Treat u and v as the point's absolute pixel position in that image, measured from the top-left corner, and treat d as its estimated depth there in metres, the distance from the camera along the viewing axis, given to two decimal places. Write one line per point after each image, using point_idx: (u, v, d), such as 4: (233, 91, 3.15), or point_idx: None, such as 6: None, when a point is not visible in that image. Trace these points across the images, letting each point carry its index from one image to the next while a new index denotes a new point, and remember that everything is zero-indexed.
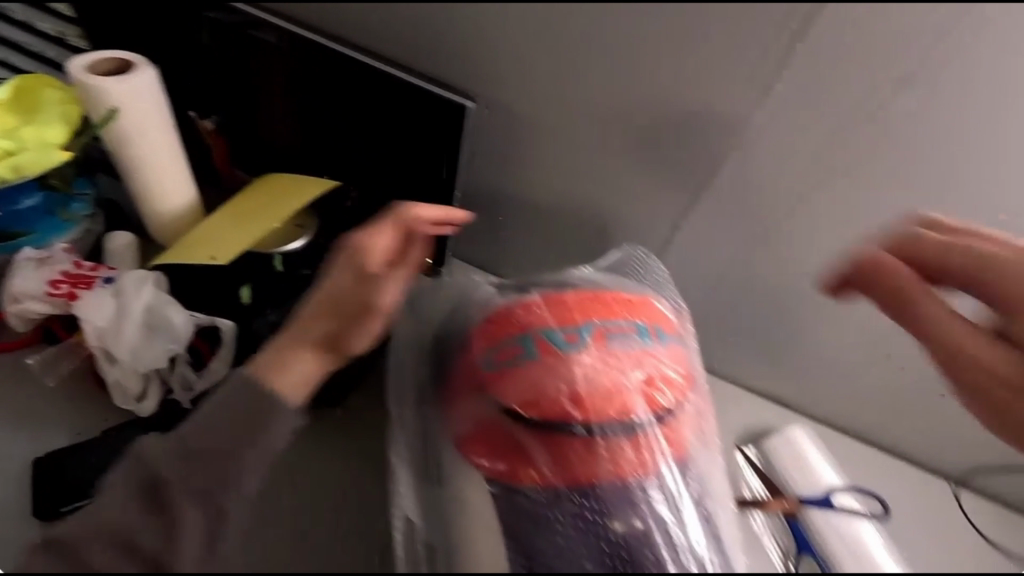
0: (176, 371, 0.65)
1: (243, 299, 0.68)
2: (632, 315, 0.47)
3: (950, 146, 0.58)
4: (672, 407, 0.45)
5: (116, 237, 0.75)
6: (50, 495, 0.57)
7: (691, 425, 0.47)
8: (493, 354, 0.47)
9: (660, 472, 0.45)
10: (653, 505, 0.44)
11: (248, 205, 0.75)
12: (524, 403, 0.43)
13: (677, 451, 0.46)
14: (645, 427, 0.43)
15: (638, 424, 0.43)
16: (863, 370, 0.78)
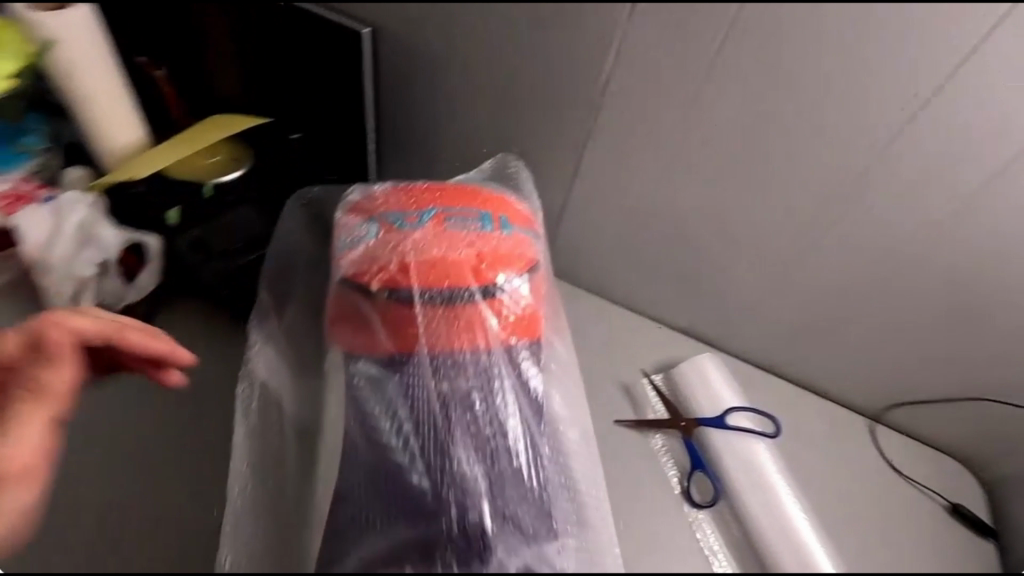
0: (107, 281, 0.71)
1: (169, 219, 0.74)
2: (476, 204, 0.50)
3: (853, 81, 0.56)
4: (505, 287, 0.48)
5: (71, 171, 0.82)
6: None
7: (530, 311, 0.50)
8: (342, 230, 0.49)
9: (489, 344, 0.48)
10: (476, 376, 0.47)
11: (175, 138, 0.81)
12: (358, 273, 0.46)
13: (511, 330, 0.49)
14: (470, 300, 0.46)
15: (461, 296, 0.46)
16: (769, 299, 0.80)
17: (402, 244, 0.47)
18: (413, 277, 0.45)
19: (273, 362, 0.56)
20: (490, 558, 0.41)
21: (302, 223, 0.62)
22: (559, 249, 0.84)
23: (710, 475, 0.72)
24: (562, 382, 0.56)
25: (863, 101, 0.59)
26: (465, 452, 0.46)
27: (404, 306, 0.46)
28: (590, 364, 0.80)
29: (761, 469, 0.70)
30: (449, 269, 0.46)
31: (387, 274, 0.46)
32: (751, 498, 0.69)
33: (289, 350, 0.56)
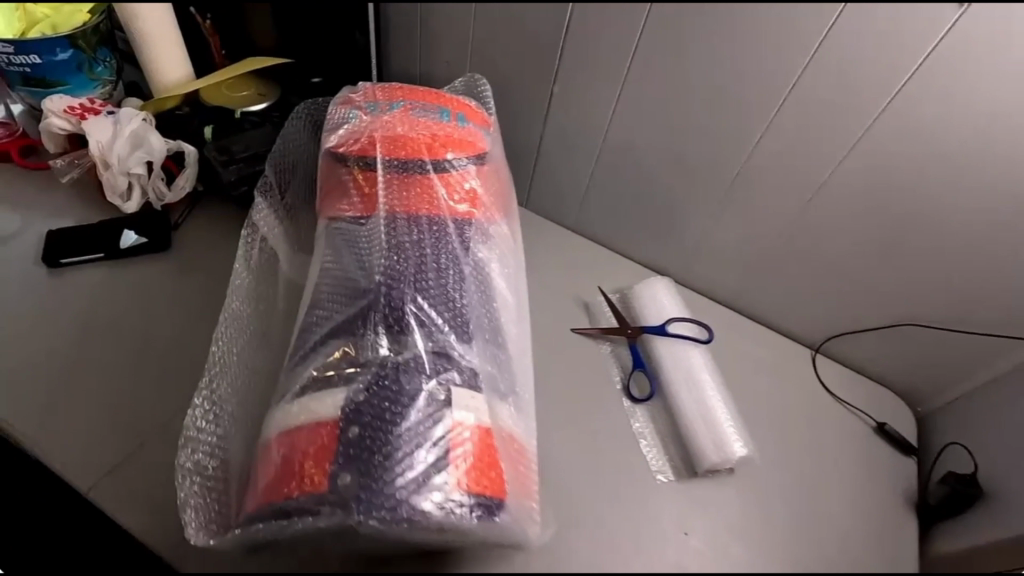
0: (152, 181, 0.85)
1: (205, 136, 0.88)
2: (438, 102, 0.60)
3: (789, 58, 0.64)
4: (455, 164, 0.58)
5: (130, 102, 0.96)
6: (56, 249, 0.80)
7: (477, 189, 0.59)
8: (334, 115, 0.61)
9: (440, 205, 0.56)
10: (426, 230, 0.54)
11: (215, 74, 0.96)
12: (340, 145, 0.59)
13: (459, 199, 0.57)
14: (424, 169, 0.57)
15: (417, 166, 0.56)
16: (720, 236, 0.88)
17: (375, 124, 0.58)
18: (380, 148, 0.57)
19: (272, 229, 0.68)
20: (409, 333, 0.48)
21: (303, 127, 0.72)
22: (535, 187, 0.94)
23: (648, 374, 0.81)
24: (510, 264, 0.62)
25: (796, 65, 0.66)
26: (398, 260, 0.52)
27: (372, 172, 0.57)
28: (554, 283, 0.90)
29: (693, 369, 0.79)
30: (407, 144, 0.57)
31: (362, 147, 0.58)
32: (682, 392, 0.77)
33: (286, 228, 0.69)
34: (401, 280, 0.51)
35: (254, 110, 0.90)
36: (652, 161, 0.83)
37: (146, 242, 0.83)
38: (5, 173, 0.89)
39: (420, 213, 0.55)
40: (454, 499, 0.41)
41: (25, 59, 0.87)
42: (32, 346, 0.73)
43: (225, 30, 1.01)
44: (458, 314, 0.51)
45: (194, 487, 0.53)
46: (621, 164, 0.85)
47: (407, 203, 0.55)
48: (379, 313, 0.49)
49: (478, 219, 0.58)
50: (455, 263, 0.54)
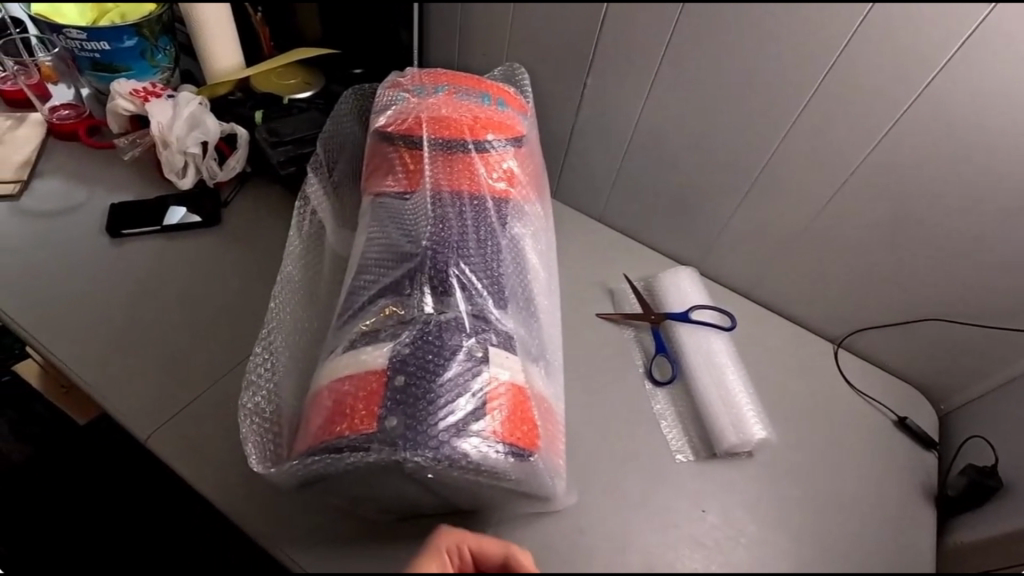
0: (206, 161, 0.91)
1: (255, 120, 0.94)
2: (481, 88, 0.64)
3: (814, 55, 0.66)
4: (496, 145, 0.62)
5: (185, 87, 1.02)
6: (118, 221, 0.86)
7: (515, 169, 0.63)
8: (385, 97, 0.66)
9: (481, 182, 0.60)
10: (468, 204, 0.58)
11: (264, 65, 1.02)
12: (389, 125, 0.63)
13: (498, 177, 0.61)
14: (467, 149, 0.60)
15: (460, 145, 0.60)
16: (745, 230, 0.89)
17: (422, 106, 0.63)
18: (426, 128, 0.61)
19: (322, 205, 0.72)
20: (452, 295, 0.52)
21: (352, 110, 0.76)
22: (564, 177, 0.98)
23: (670, 358, 0.83)
24: (542, 241, 0.66)
25: (821, 64, 0.68)
26: (441, 228, 0.56)
27: (418, 150, 0.61)
28: (580, 270, 0.93)
29: (715, 355, 0.81)
30: (452, 125, 0.61)
31: (409, 126, 0.62)
32: (704, 375, 0.79)
33: (332, 202, 0.73)
34: (444, 246, 0.54)
35: (301, 97, 0.96)
36: (680, 155, 0.85)
37: (194, 216, 0.89)
38: (72, 151, 0.96)
39: (462, 188, 0.59)
40: (491, 443, 0.45)
41: (96, 45, 0.94)
42: (95, 309, 0.79)
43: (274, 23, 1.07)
44: (495, 281, 0.54)
45: (252, 425, 0.58)
46: (650, 156, 0.87)
47: (451, 178, 0.59)
48: (424, 277, 0.52)
49: (515, 197, 0.62)
50: (492, 235, 0.58)
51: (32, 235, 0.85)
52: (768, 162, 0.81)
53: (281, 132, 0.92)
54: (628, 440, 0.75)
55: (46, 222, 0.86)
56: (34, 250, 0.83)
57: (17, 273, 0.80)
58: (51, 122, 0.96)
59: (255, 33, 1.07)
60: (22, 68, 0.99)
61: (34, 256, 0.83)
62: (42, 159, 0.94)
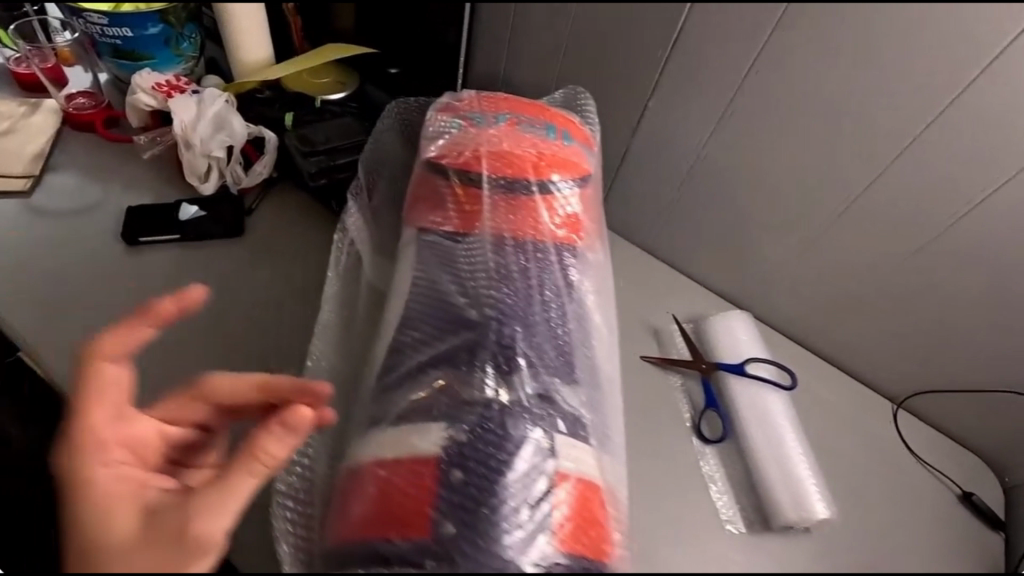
0: (231, 165, 0.84)
1: (286, 122, 0.87)
2: (544, 118, 0.59)
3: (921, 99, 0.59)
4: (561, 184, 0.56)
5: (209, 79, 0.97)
6: (134, 228, 0.80)
7: (581, 211, 0.58)
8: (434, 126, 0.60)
9: (545, 231, 0.55)
10: (534, 260, 0.54)
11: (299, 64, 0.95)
12: (443, 154, 0.57)
13: (562, 221, 0.56)
14: (533, 192, 0.54)
15: (526, 187, 0.54)
16: (805, 277, 0.84)
17: (482, 136, 0.57)
18: (486, 163, 0.54)
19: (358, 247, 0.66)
20: (517, 374, 0.48)
21: (393, 126, 0.73)
22: (610, 207, 0.91)
23: (721, 414, 0.77)
24: (602, 288, 0.61)
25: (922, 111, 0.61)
26: (507, 293, 0.52)
27: (473, 187, 0.55)
28: (624, 305, 0.87)
29: (770, 413, 0.75)
30: (515, 160, 0.55)
31: (466, 161, 0.56)
32: (758, 436, 0.73)
33: (363, 243, 0.67)
34: (505, 304, 0.52)
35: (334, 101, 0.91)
36: (740, 182, 0.80)
37: (218, 223, 0.83)
38: (88, 143, 0.90)
39: (525, 236, 0.54)
40: (553, 558, 0.40)
41: (118, 32, 0.88)
42: (107, 321, 0.73)
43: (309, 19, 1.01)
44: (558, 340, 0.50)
45: (287, 513, 0.53)
46: (707, 184, 0.81)
47: (512, 227, 0.54)
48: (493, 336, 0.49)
49: (579, 243, 0.57)
50: (551, 285, 0.53)
51: (40, 234, 0.79)
52: (834, 199, 0.76)
53: (315, 131, 0.83)
54: (674, 501, 0.70)
55: (56, 222, 0.80)
56: (46, 252, 0.78)
57: (28, 277, 0.75)
58: (66, 112, 0.90)
59: (286, 23, 1.02)
60: (36, 49, 0.93)
61: (46, 258, 0.77)
62: (56, 152, 0.88)
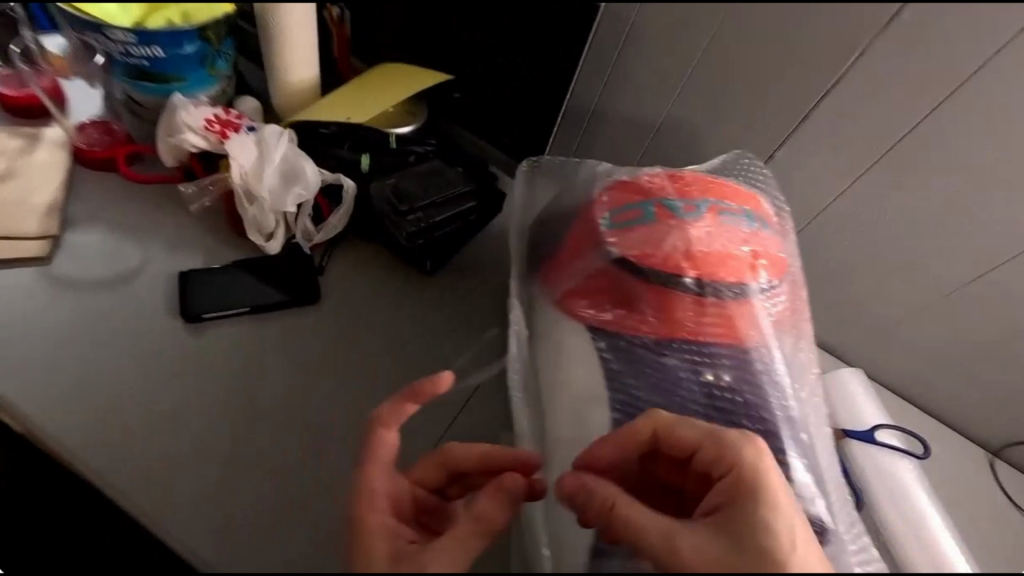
0: (301, 219, 0.71)
1: (362, 165, 0.74)
2: (739, 201, 0.52)
3: None
4: (768, 282, 0.52)
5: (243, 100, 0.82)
6: (196, 304, 0.66)
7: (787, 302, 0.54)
8: (611, 215, 0.52)
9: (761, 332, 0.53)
10: (756, 362, 0.53)
11: (358, 91, 0.82)
12: (640, 254, 0.51)
13: (774, 316, 0.53)
14: (746, 293, 0.50)
15: (742, 290, 0.50)
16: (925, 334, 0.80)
17: (683, 233, 0.50)
18: (692, 269, 0.50)
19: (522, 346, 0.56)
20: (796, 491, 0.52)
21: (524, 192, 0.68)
22: None
23: (854, 488, 0.73)
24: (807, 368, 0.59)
25: None
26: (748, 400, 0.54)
27: (679, 294, 0.50)
28: None
29: (901, 484, 0.73)
30: (728, 263, 0.50)
31: (670, 264, 0.50)
32: (892, 510, 0.71)
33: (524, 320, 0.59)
34: (727, 409, 0.53)
35: (404, 133, 0.79)
36: (865, 236, 0.75)
37: (289, 289, 0.71)
38: (106, 186, 0.74)
39: (738, 336, 0.53)
40: None
41: (146, 51, 0.71)
42: (176, 421, 0.60)
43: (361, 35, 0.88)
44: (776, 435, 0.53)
45: None
46: (830, 237, 0.76)
47: (727, 334, 0.52)
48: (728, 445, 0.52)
49: (790, 330, 0.56)
50: (765, 386, 0.54)
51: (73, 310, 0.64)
52: (966, 249, 0.72)
53: (407, 178, 0.72)
54: None
55: (89, 294, 0.66)
56: (83, 335, 0.64)
57: (67, 370, 0.61)
58: (79, 148, 0.74)
59: (329, 34, 0.88)
60: (28, 62, 0.76)
61: (82, 342, 0.63)
62: (70, 198, 0.72)
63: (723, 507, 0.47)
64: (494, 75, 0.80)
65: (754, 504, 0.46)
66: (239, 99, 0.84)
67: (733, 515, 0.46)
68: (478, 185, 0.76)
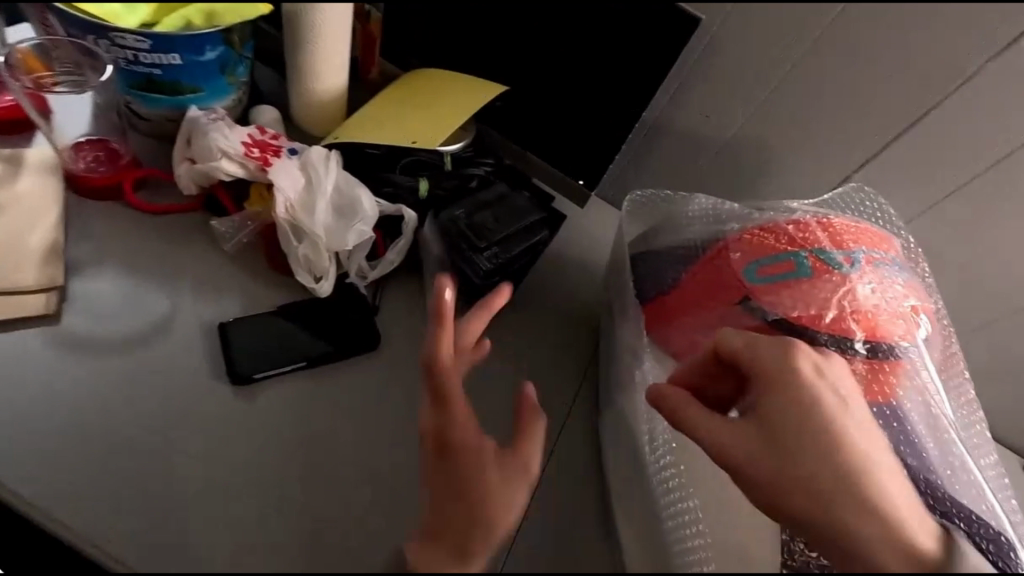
0: (356, 256, 0.62)
1: (420, 191, 0.66)
2: (885, 247, 0.53)
3: None
4: (926, 335, 0.52)
5: (265, 110, 0.70)
6: (242, 361, 0.57)
7: (937, 347, 0.54)
8: (759, 268, 0.51)
9: (924, 383, 0.52)
10: (930, 414, 0.51)
11: (401, 101, 0.72)
12: (801, 313, 0.49)
13: (929, 366, 0.53)
14: (908, 350, 0.50)
15: (903, 346, 0.50)
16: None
17: (845, 288, 0.49)
18: (861, 328, 0.49)
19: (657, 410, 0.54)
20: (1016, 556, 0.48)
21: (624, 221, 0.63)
22: None
23: None
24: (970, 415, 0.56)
25: None
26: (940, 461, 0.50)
27: (847, 354, 0.49)
28: None
29: None
30: (889, 321, 0.50)
31: (838, 323, 0.49)
32: None
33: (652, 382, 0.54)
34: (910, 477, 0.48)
35: (456, 151, 0.70)
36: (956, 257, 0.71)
37: (346, 334, 0.61)
38: (111, 218, 0.62)
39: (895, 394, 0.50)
40: None
41: (160, 57, 0.59)
42: None
43: (394, 35, 0.78)
44: (990, 505, 0.50)
45: None
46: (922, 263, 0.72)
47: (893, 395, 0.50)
48: (959, 530, 0.47)
49: (942, 377, 0.55)
50: (948, 443, 0.51)
51: (91, 375, 0.54)
52: None
53: (476, 207, 0.65)
54: None
55: (106, 354, 0.55)
56: (97, 403, 0.53)
57: (82, 447, 0.51)
58: (77, 176, 0.62)
59: (357, 34, 0.77)
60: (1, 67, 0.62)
61: (103, 415, 0.52)
62: (71, 237, 0.60)
63: (761, 397, 0.46)
64: (533, 82, 0.72)
65: (788, 401, 0.45)
66: (257, 108, 0.70)
67: (767, 411, 0.45)
68: (549, 212, 0.69)
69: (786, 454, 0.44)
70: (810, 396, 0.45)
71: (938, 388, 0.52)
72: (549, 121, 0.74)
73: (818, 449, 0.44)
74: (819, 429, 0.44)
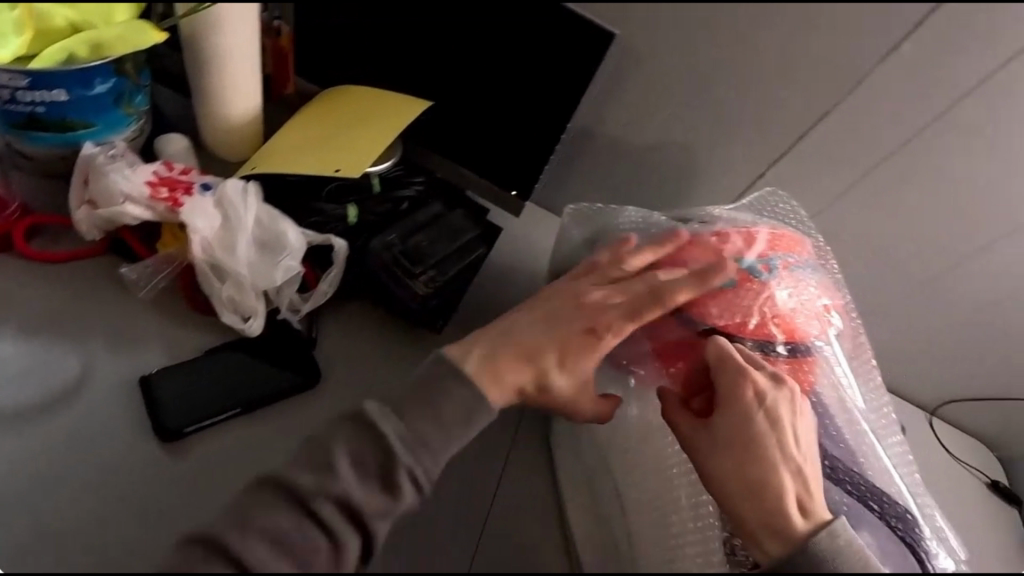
0: (286, 291, 0.59)
1: (349, 218, 0.64)
2: (801, 252, 0.57)
3: None
4: (836, 329, 0.57)
5: (171, 139, 0.65)
6: (169, 417, 0.53)
7: (848, 338, 0.60)
8: None
9: (835, 377, 0.57)
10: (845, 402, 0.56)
11: (322, 123, 0.70)
12: (726, 320, 0.55)
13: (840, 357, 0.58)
14: (816, 347, 0.56)
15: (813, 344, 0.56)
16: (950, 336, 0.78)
17: (764, 295, 0.55)
18: (777, 331, 0.55)
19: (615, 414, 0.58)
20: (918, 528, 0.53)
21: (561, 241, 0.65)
22: None
23: None
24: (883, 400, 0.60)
25: None
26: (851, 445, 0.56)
27: (767, 355, 0.55)
28: None
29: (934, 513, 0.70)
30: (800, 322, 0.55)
31: (758, 328, 0.55)
32: None
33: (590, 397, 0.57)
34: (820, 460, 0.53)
35: (384, 169, 0.68)
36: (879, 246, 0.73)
37: (281, 371, 0.58)
38: (8, 273, 0.58)
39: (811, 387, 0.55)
40: None
41: (41, 94, 0.54)
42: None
43: (307, 50, 0.74)
44: (898, 487, 0.55)
45: None
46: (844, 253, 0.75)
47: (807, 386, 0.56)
48: (872, 511, 0.52)
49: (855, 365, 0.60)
50: (857, 426, 0.56)
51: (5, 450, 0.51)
52: (976, 247, 0.70)
53: (408, 231, 0.64)
54: None
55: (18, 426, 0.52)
56: (12, 479, 0.50)
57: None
58: None
59: (267, 49, 0.73)
60: None
61: (22, 491, 0.49)
62: None
63: (720, 410, 0.52)
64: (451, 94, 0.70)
65: (740, 417, 0.51)
66: (165, 137, 0.66)
67: (737, 420, 0.51)
68: (485, 227, 0.69)
69: (756, 459, 0.50)
70: (756, 419, 0.51)
71: (850, 376, 0.58)
72: (476, 132, 0.71)
73: (740, 467, 0.50)
74: (757, 449, 0.50)
